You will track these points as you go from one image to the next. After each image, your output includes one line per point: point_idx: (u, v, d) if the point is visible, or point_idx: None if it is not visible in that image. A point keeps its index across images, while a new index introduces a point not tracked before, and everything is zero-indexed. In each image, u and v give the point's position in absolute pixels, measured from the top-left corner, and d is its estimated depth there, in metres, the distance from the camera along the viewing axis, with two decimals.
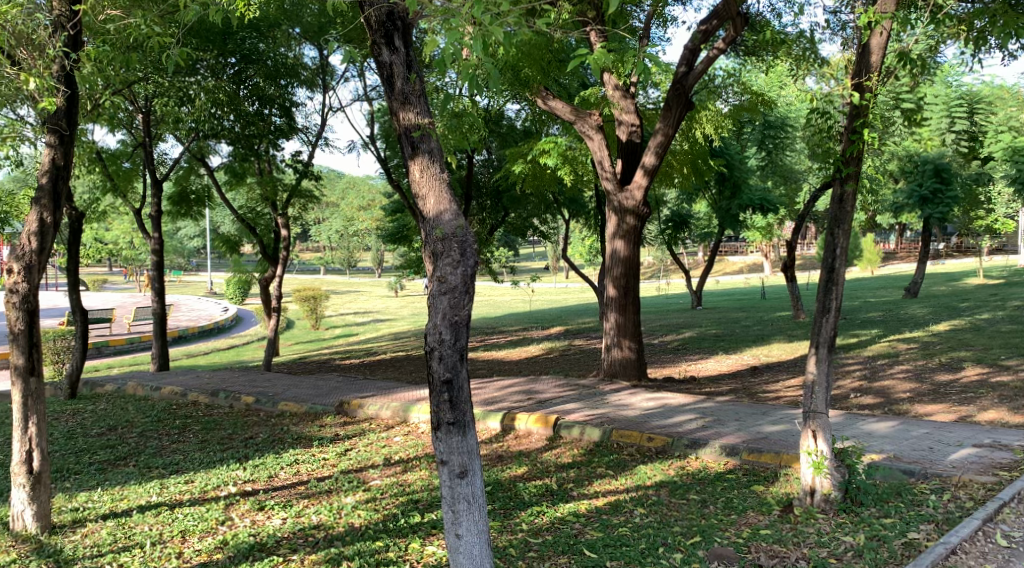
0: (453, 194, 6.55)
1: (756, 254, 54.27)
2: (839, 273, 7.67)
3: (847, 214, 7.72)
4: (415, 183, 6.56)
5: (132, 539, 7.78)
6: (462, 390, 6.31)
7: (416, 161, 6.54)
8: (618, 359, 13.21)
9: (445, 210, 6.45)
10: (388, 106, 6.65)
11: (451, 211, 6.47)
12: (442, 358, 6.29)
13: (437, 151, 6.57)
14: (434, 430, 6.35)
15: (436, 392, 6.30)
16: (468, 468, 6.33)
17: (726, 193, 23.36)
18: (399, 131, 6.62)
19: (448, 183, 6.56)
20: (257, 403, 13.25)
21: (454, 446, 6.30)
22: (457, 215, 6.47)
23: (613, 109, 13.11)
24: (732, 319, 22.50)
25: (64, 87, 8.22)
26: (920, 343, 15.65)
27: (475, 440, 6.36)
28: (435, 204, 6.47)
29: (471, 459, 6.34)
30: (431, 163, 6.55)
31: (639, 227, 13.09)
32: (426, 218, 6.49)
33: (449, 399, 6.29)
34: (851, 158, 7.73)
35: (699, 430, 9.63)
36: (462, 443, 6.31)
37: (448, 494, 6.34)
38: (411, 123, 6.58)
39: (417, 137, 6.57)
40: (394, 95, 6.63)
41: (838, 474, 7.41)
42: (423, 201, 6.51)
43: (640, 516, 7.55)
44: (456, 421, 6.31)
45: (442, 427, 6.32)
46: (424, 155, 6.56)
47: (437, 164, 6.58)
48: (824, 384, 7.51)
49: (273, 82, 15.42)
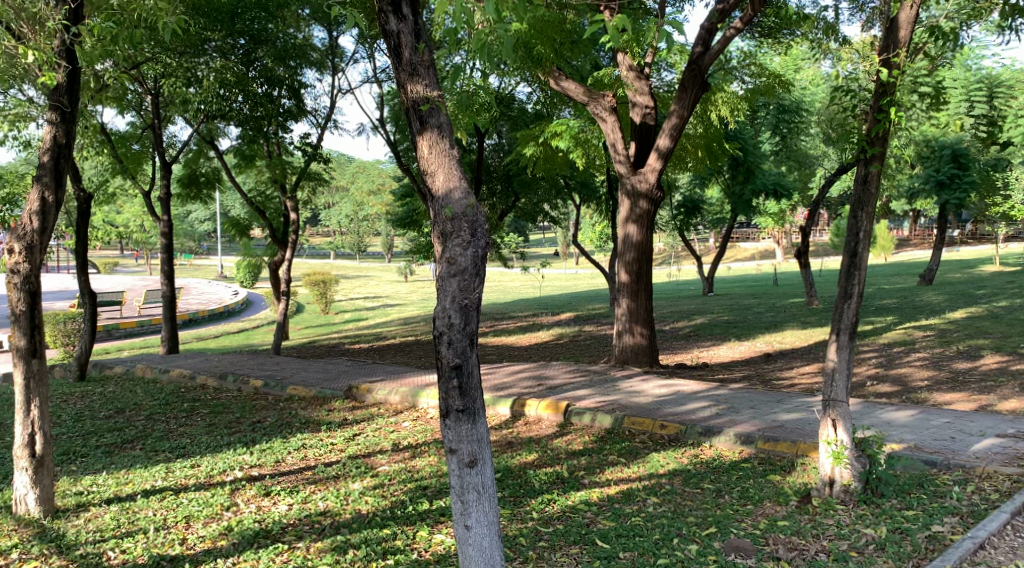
0: (463, 171, 6.36)
1: (768, 241, 53.98)
2: (862, 257, 7.45)
3: (871, 196, 7.50)
4: (424, 160, 6.36)
5: (135, 524, 7.64)
6: (472, 376, 6.14)
7: (424, 136, 6.34)
8: (630, 345, 13.01)
9: (454, 188, 6.26)
10: (395, 77, 6.44)
11: (461, 188, 6.27)
12: (452, 342, 6.12)
13: (446, 126, 6.36)
14: (443, 418, 6.17)
15: (444, 377, 6.13)
16: (477, 457, 6.16)
17: (739, 178, 23.17)
18: (407, 104, 6.41)
19: (458, 159, 6.36)
20: (265, 387, 13.13)
21: (463, 434, 6.13)
22: (468, 193, 6.28)
23: (626, 90, 12.88)
24: (744, 306, 22.29)
25: (64, 62, 8.03)
26: (937, 331, 15.42)
27: (485, 427, 6.19)
28: (444, 181, 6.28)
29: (481, 448, 6.17)
30: (440, 138, 6.35)
31: (652, 211, 12.88)
32: (435, 196, 6.29)
33: (458, 385, 6.12)
34: (876, 138, 7.53)
35: (713, 418, 9.44)
36: (472, 432, 6.14)
37: (457, 483, 6.17)
38: (420, 96, 6.37)
39: (425, 110, 6.36)
40: (402, 66, 6.42)
41: (858, 465, 7.21)
42: (432, 178, 6.31)
43: (653, 506, 7.38)
44: (465, 408, 6.14)
45: (451, 414, 6.14)
46: (433, 130, 6.35)
47: (446, 140, 6.39)
48: (844, 371, 7.33)
49: (282, 63, 15.19)
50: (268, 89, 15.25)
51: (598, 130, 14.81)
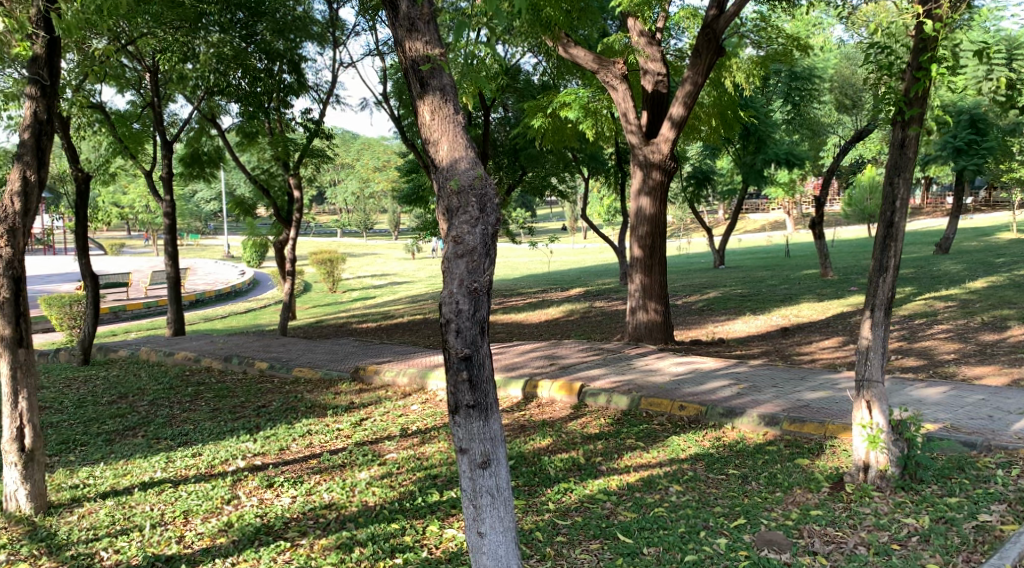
0: (468, 137, 5.96)
1: (778, 212, 53.43)
2: (898, 228, 7.02)
3: (909, 160, 7.07)
4: (425, 126, 5.97)
5: (131, 520, 7.28)
6: (483, 367, 5.74)
7: (425, 100, 5.95)
8: (644, 321, 12.57)
9: (460, 158, 5.86)
10: (393, 34, 6.06)
11: (466, 159, 5.87)
12: (460, 331, 5.72)
13: (449, 87, 5.96)
14: (452, 414, 5.77)
15: (453, 369, 5.72)
16: (491, 457, 5.77)
17: (750, 147, 22.70)
18: (405, 64, 6.02)
19: (463, 126, 5.96)
20: (271, 369, 12.77)
21: (475, 431, 5.74)
22: (475, 164, 5.87)
23: (638, 57, 12.38)
24: (758, 278, 21.81)
25: (43, 32, 7.57)
26: (959, 301, 14.98)
27: (499, 424, 5.79)
28: (448, 151, 5.88)
29: (494, 447, 5.78)
30: (442, 102, 5.95)
31: (666, 183, 12.41)
32: (439, 167, 5.89)
33: (468, 378, 5.72)
34: (914, 98, 7.09)
35: (734, 398, 9.01)
36: (484, 429, 5.75)
37: (469, 486, 5.79)
38: (419, 54, 5.97)
39: (426, 71, 5.97)
40: (400, 21, 6.04)
41: (896, 449, 6.83)
42: (436, 147, 5.91)
43: (676, 494, 7.00)
44: (476, 403, 5.75)
45: (461, 410, 5.75)
46: (435, 93, 5.96)
47: (449, 103, 5.99)
48: (879, 350, 6.92)
49: (282, 36, 14.72)
50: (267, 64, 14.82)
51: (607, 100, 14.31)
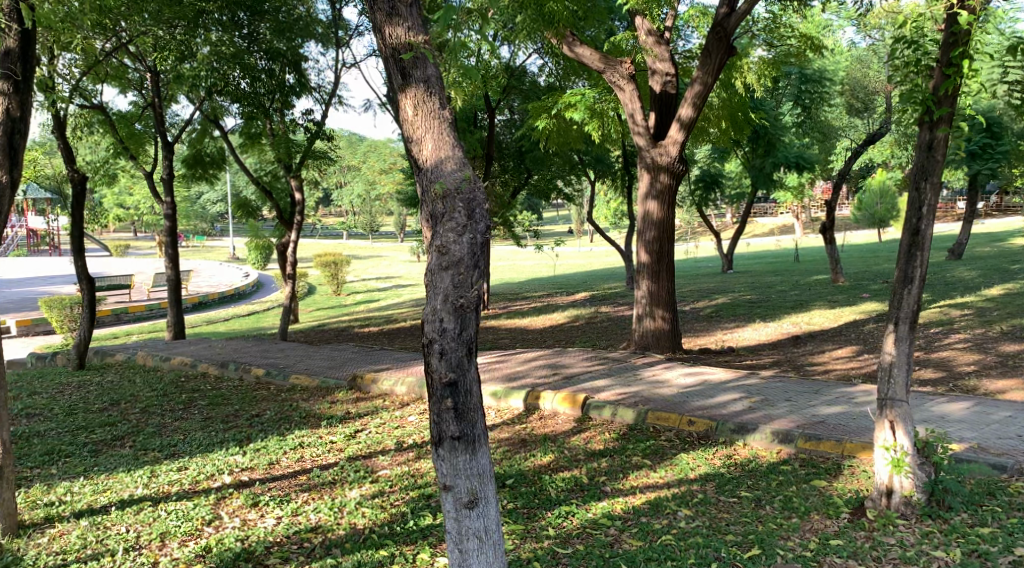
0: (454, 135, 5.89)
1: (787, 215, 52.97)
2: (925, 235, 6.60)
3: (937, 163, 6.64)
4: (409, 121, 5.89)
5: (104, 543, 6.92)
6: (468, 395, 5.64)
7: (408, 93, 5.87)
8: (651, 330, 12.11)
9: (445, 159, 5.79)
10: (372, 21, 6.00)
11: (452, 160, 5.80)
12: (445, 353, 5.61)
13: (433, 77, 5.88)
14: (437, 446, 5.67)
15: (437, 397, 5.62)
16: (477, 495, 5.68)
17: (759, 151, 22.18)
18: (386, 52, 5.95)
19: (449, 121, 5.90)
20: (267, 375, 12.36)
21: (459, 465, 5.64)
22: (461, 165, 5.79)
23: (646, 56, 11.94)
24: (767, 284, 21.37)
25: (16, 24, 7.20)
26: (976, 308, 14.52)
27: (486, 458, 5.70)
28: (433, 149, 5.83)
29: (481, 484, 5.69)
30: (427, 96, 5.88)
31: (674, 186, 11.98)
32: (424, 168, 5.82)
33: (453, 407, 5.62)
34: (944, 97, 6.67)
35: (746, 413, 8.56)
36: (470, 464, 5.65)
37: (453, 526, 5.70)
38: (400, 42, 5.92)
39: (408, 61, 5.90)
40: (381, 8, 5.97)
41: (922, 474, 6.45)
42: (420, 146, 5.85)
43: (685, 520, 6.63)
44: (462, 435, 5.64)
45: (445, 442, 5.65)
46: (418, 85, 5.87)
47: (434, 97, 5.91)
48: (903, 366, 6.52)
49: (283, 37, 14.45)
50: (268, 64, 14.42)
51: (614, 101, 13.86)
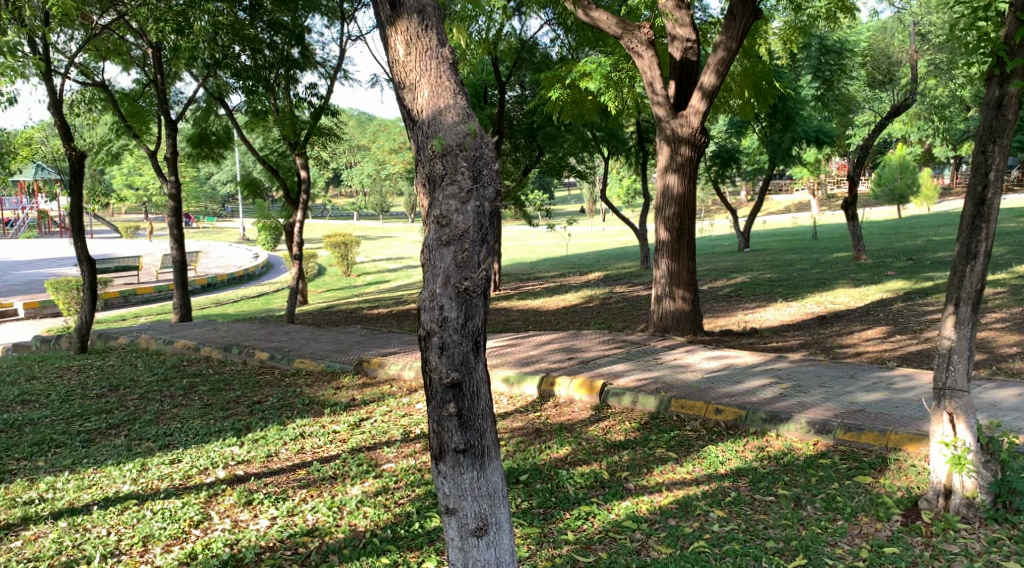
0: (455, 80, 5.26)
1: (802, 192, 52.06)
2: (991, 206, 6.01)
3: (1006, 124, 6.00)
4: (404, 66, 5.27)
5: (82, 547, 6.39)
6: (473, 399, 5.06)
7: (400, 28, 5.25)
8: (671, 311, 11.47)
9: (445, 110, 5.17)
10: None
11: (453, 112, 5.17)
12: (447, 349, 5.03)
13: (428, 9, 5.27)
14: (439, 461, 5.11)
15: (438, 400, 5.04)
16: (486, 521, 5.11)
17: (778, 125, 21.31)
18: None
19: (449, 64, 5.28)
20: (271, 359, 11.78)
21: (464, 484, 5.08)
22: (464, 117, 5.16)
23: (666, 21, 11.15)
24: (787, 262, 20.67)
25: None
26: (1010, 286, 13.83)
27: (496, 476, 5.13)
28: (431, 99, 5.19)
29: (489, 505, 5.12)
30: (423, 35, 5.26)
31: (696, 159, 11.29)
32: (420, 122, 5.20)
33: (456, 413, 5.04)
34: (1017, 46, 5.99)
35: (778, 400, 7.94)
36: (477, 482, 5.09)
37: (458, 556, 5.13)
38: None
39: None
40: None
41: (986, 473, 5.90)
42: (416, 96, 5.23)
43: (718, 522, 6.05)
44: (468, 447, 5.07)
45: (448, 456, 5.08)
46: (412, 19, 5.27)
47: (432, 35, 5.28)
48: (964, 353, 5.98)
49: (286, 7, 13.76)
50: (269, 36, 13.68)
51: (632, 69, 13.14)
